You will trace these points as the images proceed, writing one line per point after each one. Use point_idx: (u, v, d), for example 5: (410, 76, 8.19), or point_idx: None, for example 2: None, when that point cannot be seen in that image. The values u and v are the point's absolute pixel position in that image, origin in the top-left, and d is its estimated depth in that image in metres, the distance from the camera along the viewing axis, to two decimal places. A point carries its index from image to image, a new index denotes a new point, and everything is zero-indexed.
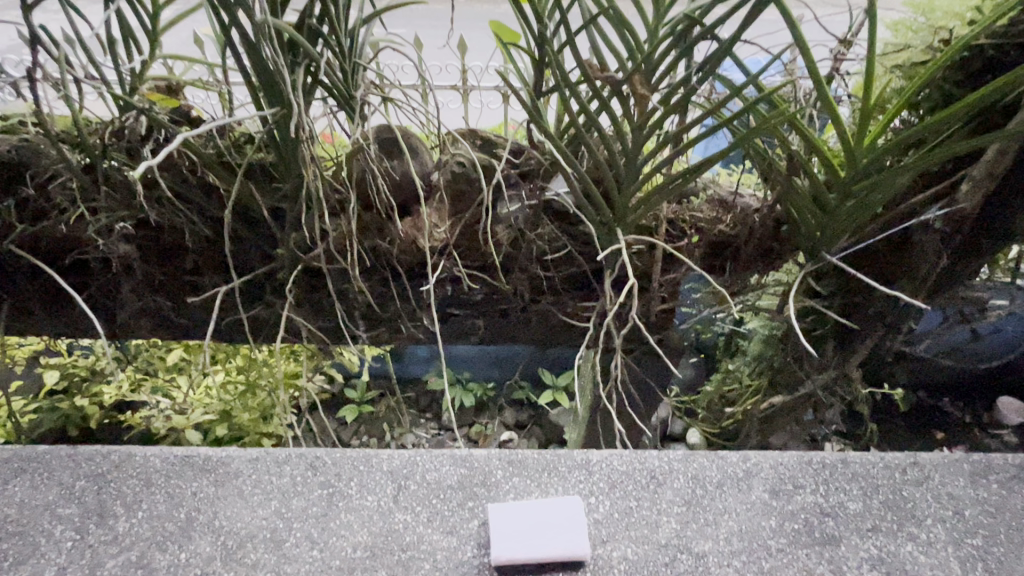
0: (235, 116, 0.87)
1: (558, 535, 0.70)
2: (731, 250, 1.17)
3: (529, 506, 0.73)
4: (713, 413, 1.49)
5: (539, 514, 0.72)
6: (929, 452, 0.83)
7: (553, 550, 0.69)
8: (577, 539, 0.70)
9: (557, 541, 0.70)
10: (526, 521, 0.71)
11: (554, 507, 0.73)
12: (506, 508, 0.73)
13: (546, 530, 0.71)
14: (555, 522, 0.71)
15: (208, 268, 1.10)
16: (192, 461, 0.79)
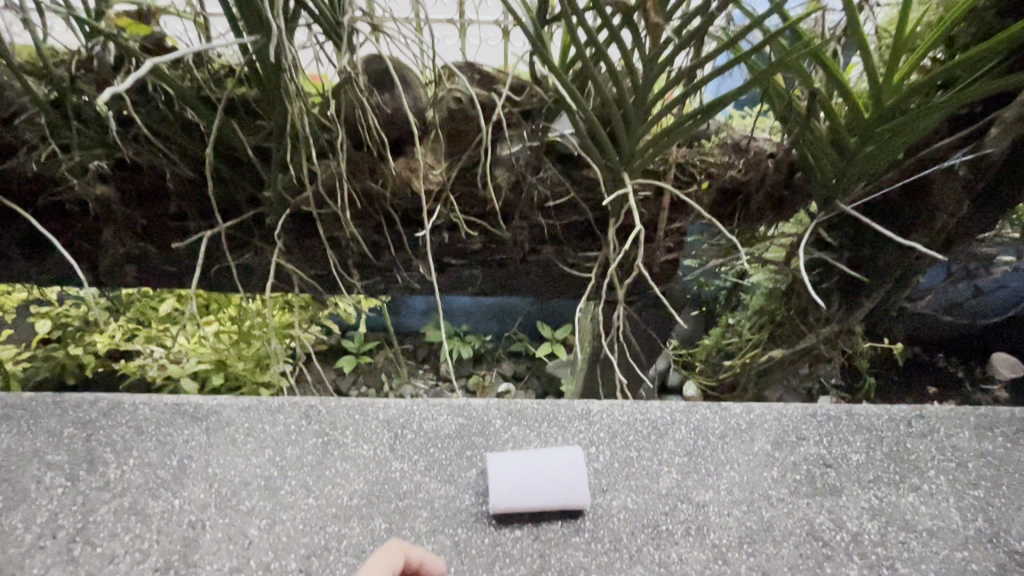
0: (212, 44, 0.75)
1: (558, 485, 0.69)
2: (741, 198, 1.11)
3: (529, 455, 0.72)
4: (711, 365, 1.50)
5: (538, 464, 0.70)
6: (936, 405, 0.81)
7: (552, 500, 0.68)
8: (577, 490, 0.69)
9: (557, 491, 0.68)
10: (526, 470, 0.70)
11: (554, 457, 0.71)
12: (505, 457, 0.72)
13: (547, 480, 0.69)
14: (556, 471, 0.70)
15: (193, 213, 1.05)
16: (183, 410, 0.77)
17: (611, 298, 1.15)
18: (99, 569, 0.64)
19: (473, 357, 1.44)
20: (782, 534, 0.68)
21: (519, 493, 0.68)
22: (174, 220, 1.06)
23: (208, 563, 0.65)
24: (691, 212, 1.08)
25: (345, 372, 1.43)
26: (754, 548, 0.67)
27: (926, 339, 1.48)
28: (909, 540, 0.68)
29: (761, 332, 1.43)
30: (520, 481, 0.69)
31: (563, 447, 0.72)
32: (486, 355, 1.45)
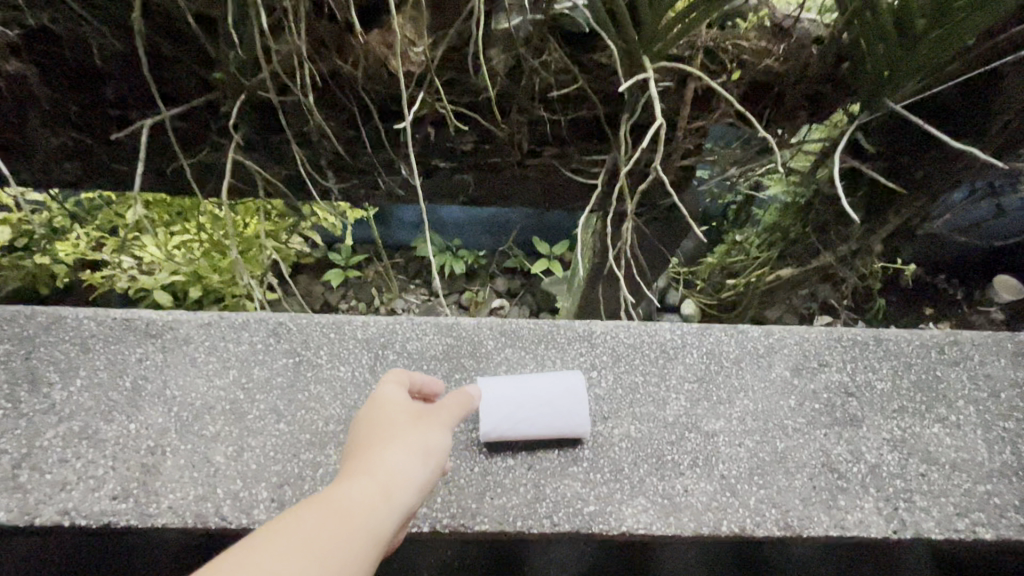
0: None
1: (557, 412, 0.62)
2: (775, 93, 0.97)
3: (524, 380, 0.64)
4: (711, 284, 1.47)
5: (534, 389, 0.63)
6: (971, 330, 0.74)
7: (549, 427, 0.62)
8: (577, 419, 0.62)
9: (556, 418, 0.62)
10: (521, 395, 0.63)
11: (553, 383, 0.64)
12: (497, 382, 0.64)
13: (544, 405, 0.62)
14: (554, 397, 0.62)
15: (132, 99, 0.89)
16: (134, 325, 0.69)
17: (617, 208, 1.04)
18: (50, 497, 0.58)
19: (465, 274, 1.38)
20: (796, 466, 0.63)
21: (512, 421, 0.61)
22: (111, 107, 0.90)
23: (170, 492, 0.59)
24: (714, 110, 0.94)
25: (333, 287, 1.36)
26: (766, 480, 0.62)
27: (942, 260, 1.41)
28: (930, 472, 0.64)
29: (771, 250, 1.31)
30: (513, 406, 0.62)
31: (562, 372, 0.65)
32: (480, 272, 1.39)
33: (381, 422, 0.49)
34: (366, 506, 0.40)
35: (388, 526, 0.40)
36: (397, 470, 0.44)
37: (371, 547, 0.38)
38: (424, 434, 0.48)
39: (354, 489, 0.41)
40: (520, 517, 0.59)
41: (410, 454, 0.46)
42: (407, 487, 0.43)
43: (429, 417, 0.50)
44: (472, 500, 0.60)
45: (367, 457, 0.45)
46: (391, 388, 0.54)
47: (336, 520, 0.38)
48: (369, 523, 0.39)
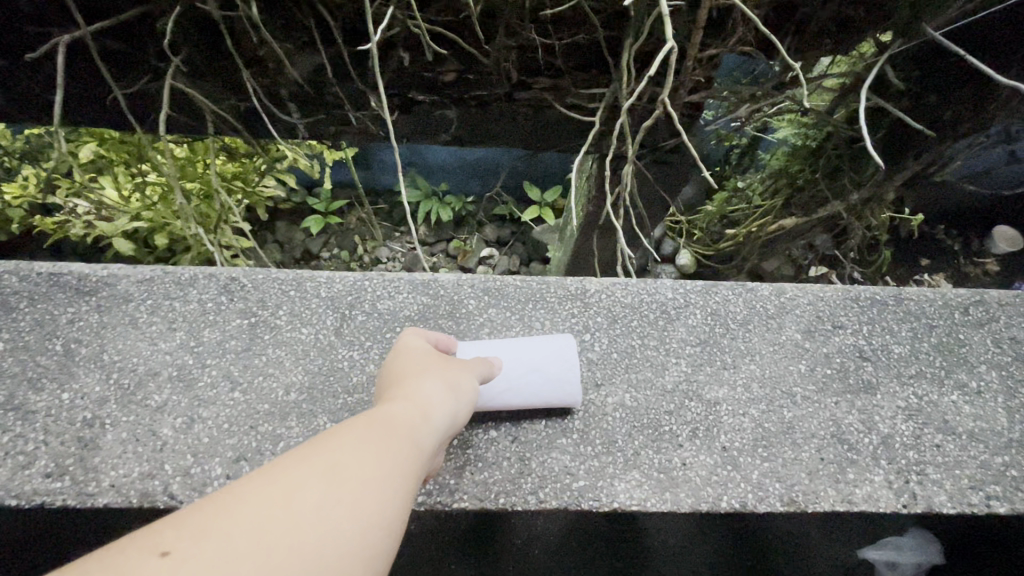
0: None
1: (546, 382, 0.56)
2: (800, 17, 0.84)
3: (511, 343, 0.58)
4: (711, 234, 1.36)
5: (523, 355, 0.57)
6: (997, 290, 0.68)
7: (538, 398, 0.55)
8: (569, 390, 0.56)
9: (546, 388, 0.56)
10: (507, 360, 0.57)
11: (543, 348, 0.58)
12: (480, 346, 0.58)
13: (534, 368, 0.56)
14: (544, 364, 0.56)
15: (47, 10, 0.75)
16: (64, 282, 0.60)
17: (615, 150, 0.94)
18: None
19: (452, 222, 1.29)
20: (803, 437, 0.58)
21: (497, 390, 0.55)
22: (24, 20, 0.76)
23: (112, 468, 0.52)
24: (729, 36, 0.82)
25: (311, 235, 1.26)
26: (770, 453, 0.57)
27: (954, 210, 1.34)
28: (946, 443, 0.59)
29: (776, 198, 1.24)
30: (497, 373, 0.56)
31: (554, 336, 0.59)
32: (467, 220, 1.30)
33: (409, 359, 0.49)
34: (412, 419, 0.40)
35: (432, 442, 0.40)
36: (434, 395, 0.44)
37: (423, 452, 0.38)
38: (457, 372, 0.48)
39: (399, 403, 0.41)
40: (503, 494, 0.54)
41: (445, 385, 0.46)
42: (446, 408, 0.44)
43: (455, 359, 0.50)
44: (450, 476, 0.54)
45: (402, 385, 0.44)
46: (412, 334, 0.53)
47: (389, 424, 0.38)
48: (417, 434, 0.39)
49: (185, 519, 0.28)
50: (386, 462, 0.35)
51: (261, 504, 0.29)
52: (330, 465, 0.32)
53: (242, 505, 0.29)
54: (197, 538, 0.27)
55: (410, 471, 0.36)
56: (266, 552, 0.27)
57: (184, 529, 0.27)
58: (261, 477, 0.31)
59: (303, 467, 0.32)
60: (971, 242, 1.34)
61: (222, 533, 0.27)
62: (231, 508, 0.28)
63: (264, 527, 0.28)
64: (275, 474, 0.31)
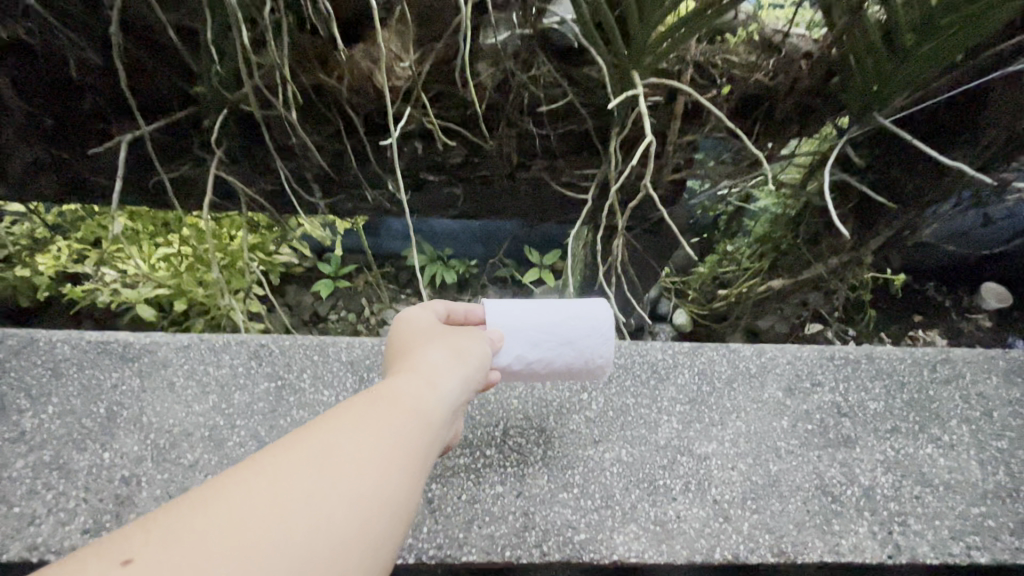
0: None
1: (577, 352, 0.61)
2: (765, 108, 0.95)
3: (547, 310, 0.61)
4: (704, 293, 1.40)
5: (556, 324, 0.60)
6: (961, 349, 0.74)
7: (570, 366, 0.61)
8: (599, 356, 0.61)
9: (577, 359, 0.61)
10: (541, 330, 0.60)
11: (578, 319, 0.61)
12: (513, 311, 0.60)
13: (567, 339, 0.60)
14: (577, 333, 0.60)
15: (112, 112, 0.87)
16: (110, 349, 0.67)
17: (607, 223, 1.03)
18: (16, 531, 0.55)
19: (455, 284, 1.36)
20: (789, 490, 0.62)
21: (529, 360, 0.60)
22: (91, 120, 0.88)
23: None
24: (704, 124, 0.94)
25: (320, 296, 1.32)
26: (759, 504, 0.61)
27: (933, 270, 1.41)
28: (925, 494, 0.62)
29: (763, 261, 1.32)
30: (530, 345, 0.59)
31: (589, 305, 0.61)
32: (472, 282, 1.36)
33: (414, 334, 0.53)
34: (416, 390, 0.43)
35: (437, 410, 0.43)
36: (439, 366, 0.47)
37: (427, 427, 0.41)
38: (459, 342, 0.52)
39: (397, 384, 0.43)
40: (509, 547, 0.57)
41: (449, 355, 0.49)
42: (448, 383, 0.46)
43: (459, 330, 0.55)
44: (459, 530, 0.57)
45: (408, 359, 0.48)
46: (415, 312, 0.56)
47: (387, 406, 0.40)
48: (421, 405, 0.42)
49: (153, 529, 0.28)
50: (386, 446, 0.37)
51: (240, 504, 0.30)
52: (323, 454, 0.34)
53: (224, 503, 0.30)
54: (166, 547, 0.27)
55: (412, 441, 0.38)
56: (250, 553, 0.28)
57: (151, 538, 0.27)
58: (242, 474, 0.32)
59: (303, 446, 0.34)
60: (956, 299, 1.40)
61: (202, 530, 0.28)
62: (222, 500, 0.30)
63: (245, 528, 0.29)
64: (258, 473, 0.32)
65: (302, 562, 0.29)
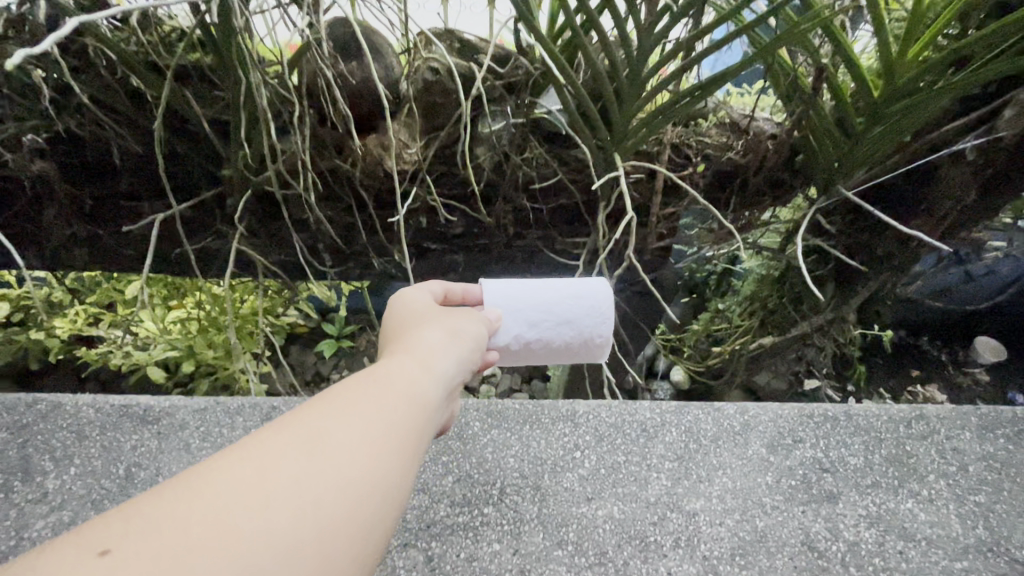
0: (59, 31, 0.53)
1: (577, 330, 0.66)
2: (739, 182, 1.04)
3: (548, 292, 0.67)
4: (698, 350, 1.44)
5: (556, 303, 0.66)
6: (933, 405, 0.79)
7: (569, 344, 0.66)
8: (596, 334, 0.67)
9: (577, 337, 0.66)
10: (541, 309, 0.66)
11: (578, 299, 0.67)
12: (516, 294, 0.66)
13: (568, 318, 0.66)
14: (578, 312, 0.66)
15: (146, 192, 0.96)
16: (131, 412, 0.72)
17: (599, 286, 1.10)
18: None
19: None
20: (776, 545, 0.64)
21: (533, 337, 0.65)
22: (125, 198, 0.97)
23: None
24: (683, 197, 1.03)
25: (324, 357, 1.36)
26: (746, 561, 0.63)
27: (922, 326, 1.46)
28: (908, 550, 0.64)
29: (752, 318, 1.36)
30: (533, 324, 0.65)
31: (588, 286, 0.67)
32: None
33: (410, 316, 0.55)
34: (410, 370, 0.44)
35: (429, 388, 0.44)
36: (433, 348, 0.49)
37: (420, 406, 0.42)
38: (453, 324, 0.54)
39: (386, 367, 0.44)
40: None
41: (442, 335, 0.51)
42: (442, 362, 0.48)
43: (453, 313, 0.57)
44: None
45: (403, 340, 0.50)
46: (410, 296, 0.58)
47: (375, 392, 0.41)
48: (413, 384, 0.43)
49: (131, 519, 0.30)
50: (376, 426, 0.38)
51: (219, 494, 0.31)
52: (310, 439, 0.36)
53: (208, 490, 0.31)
54: (146, 538, 0.29)
55: (403, 420, 0.40)
56: (229, 543, 0.30)
57: (127, 530, 0.29)
58: (225, 463, 0.33)
59: (291, 431, 0.36)
60: (953, 353, 1.43)
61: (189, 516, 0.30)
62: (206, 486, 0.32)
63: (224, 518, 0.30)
64: (240, 462, 0.34)
65: (288, 544, 0.31)
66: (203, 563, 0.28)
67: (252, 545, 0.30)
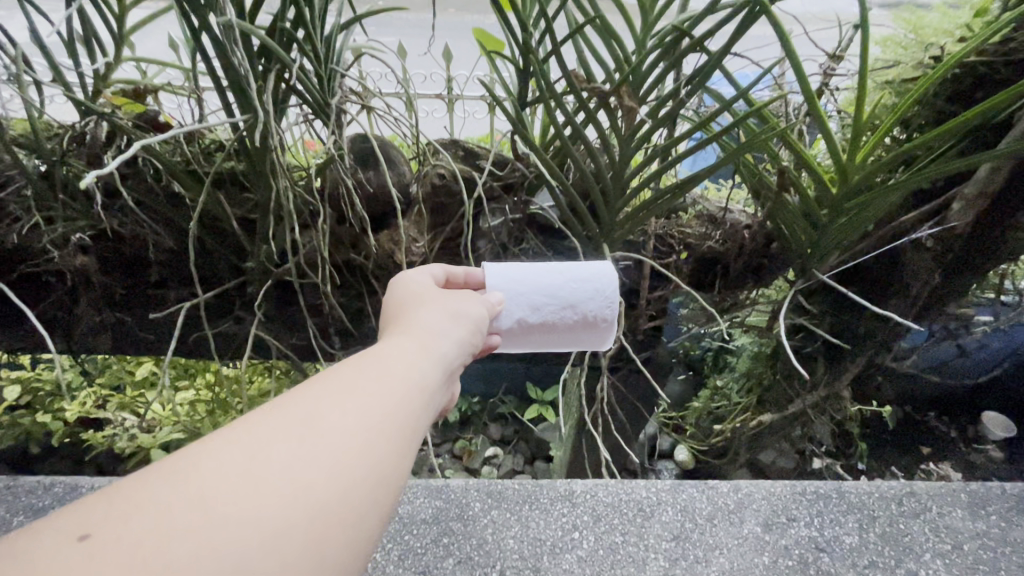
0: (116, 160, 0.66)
1: (581, 312, 0.75)
2: (721, 267, 1.13)
3: (552, 278, 0.75)
4: (701, 429, 1.44)
5: (558, 288, 0.75)
6: (924, 482, 0.81)
7: (572, 326, 0.75)
8: (596, 316, 0.76)
9: (579, 319, 0.75)
10: (544, 294, 0.74)
11: (580, 285, 0.75)
12: (521, 282, 0.74)
13: (571, 302, 0.74)
14: (580, 297, 0.75)
15: (174, 282, 1.05)
16: None
17: (595, 364, 1.16)
18: None
19: (458, 421, 1.39)
20: None
21: (538, 318, 0.74)
22: (154, 288, 1.06)
23: None
24: (669, 281, 1.11)
25: None
26: None
27: (921, 400, 1.47)
28: None
29: (750, 394, 1.39)
30: (537, 308, 0.73)
31: (590, 272, 0.76)
32: (472, 420, 1.40)
33: (407, 303, 0.59)
34: (401, 356, 0.49)
35: (421, 371, 0.48)
36: (426, 336, 0.53)
37: (413, 388, 0.46)
38: (447, 312, 0.58)
39: (378, 356, 0.48)
40: None
41: (435, 324, 0.55)
42: (435, 349, 0.52)
43: (448, 299, 0.61)
44: None
45: (397, 328, 0.54)
46: (407, 282, 0.63)
47: (367, 378, 0.45)
48: (404, 369, 0.47)
49: (129, 501, 0.35)
50: (366, 411, 0.42)
51: (206, 483, 0.36)
52: (301, 425, 0.40)
53: (202, 477, 0.36)
54: (141, 523, 0.34)
55: (394, 403, 0.44)
56: (223, 524, 0.34)
57: (110, 520, 0.34)
58: (220, 450, 0.38)
59: (284, 418, 0.40)
60: (963, 430, 1.44)
61: (183, 501, 0.35)
62: (199, 473, 0.36)
63: (214, 505, 0.35)
64: (229, 450, 0.38)
65: (279, 526, 0.35)
66: (196, 547, 0.33)
67: (242, 528, 0.35)
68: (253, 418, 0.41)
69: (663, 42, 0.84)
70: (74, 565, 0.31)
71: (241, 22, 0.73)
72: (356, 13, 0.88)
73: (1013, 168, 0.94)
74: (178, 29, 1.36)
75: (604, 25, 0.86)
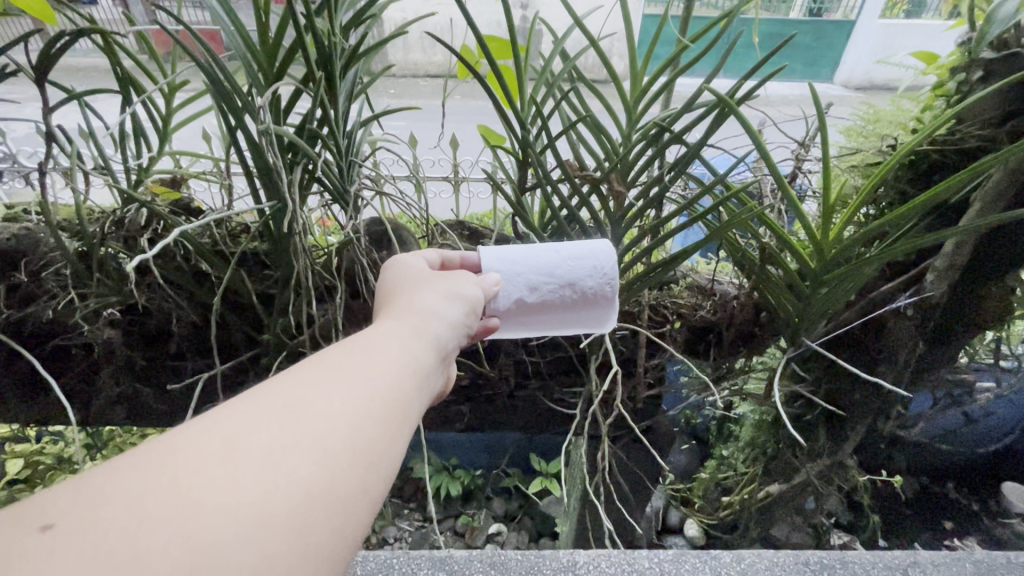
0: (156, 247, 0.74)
1: (581, 288, 0.80)
2: (713, 335, 1.19)
3: (550, 258, 0.81)
4: (710, 502, 1.43)
5: (556, 267, 0.80)
6: (927, 550, 0.81)
7: (572, 303, 0.81)
8: (595, 292, 0.81)
9: (579, 296, 0.80)
10: (542, 274, 0.80)
11: (577, 262, 0.81)
12: (518, 265, 0.80)
13: (569, 282, 0.80)
14: (577, 274, 0.80)
15: (192, 353, 1.11)
16: None
17: (597, 434, 1.18)
18: None
19: (461, 495, 1.38)
20: None
21: (536, 297, 0.80)
22: (172, 358, 1.12)
23: None
24: (665, 350, 1.16)
25: None
26: None
27: (932, 470, 1.46)
28: None
29: (755, 466, 1.35)
30: (534, 287, 0.80)
31: (587, 249, 0.81)
32: (475, 493, 1.39)
33: (393, 297, 0.65)
34: (382, 345, 0.55)
35: (401, 357, 0.54)
36: (409, 326, 0.59)
37: (391, 373, 0.52)
38: (432, 301, 0.64)
39: (360, 346, 0.54)
40: None
41: (418, 315, 0.61)
42: (417, 337, 0.58)
43: (434, 288, 0.67)
44: None
45: (383, 319, 0.60)
46: (395, 276, 0.70)
47: (347, 367, 0.51)
48: (384, 356, 0.53)
49: (110, 489, 0.40)
50: (343, 397, 0.48)
51: (185, 470, 0.41)
52: (281, 412, 0.45)
53: (183, 462, 0.41)
54: (122, 507, 0.39)
55: (372, 389, 0.50)
56: (201, 503, 0.39)
57: (84, 509, 0.38)
58: (203, 436, 0.43)
59: (265, 405, 0.46)
60: (984, 502, 1.42)
61: (164, 483, 0.40)
62: (178, 460, 0.41)
63: (191, 489, 0.40)
64: (211, 435, 0.43)
65: (258, 502, 0.40)
66: (178, 523, 0.38)
67: (220, 505, 0.39)
68: (235, 405, 0.46)
69: (647, 135, 0.94)
70: (55, 547, 0.36)
71: (275, 126, 0.83)
72: (376, 112, 1.00)
73: (977, 244, 1.01)
74: (210, 124, 1.50)
75: (593, 123, 0.97)
